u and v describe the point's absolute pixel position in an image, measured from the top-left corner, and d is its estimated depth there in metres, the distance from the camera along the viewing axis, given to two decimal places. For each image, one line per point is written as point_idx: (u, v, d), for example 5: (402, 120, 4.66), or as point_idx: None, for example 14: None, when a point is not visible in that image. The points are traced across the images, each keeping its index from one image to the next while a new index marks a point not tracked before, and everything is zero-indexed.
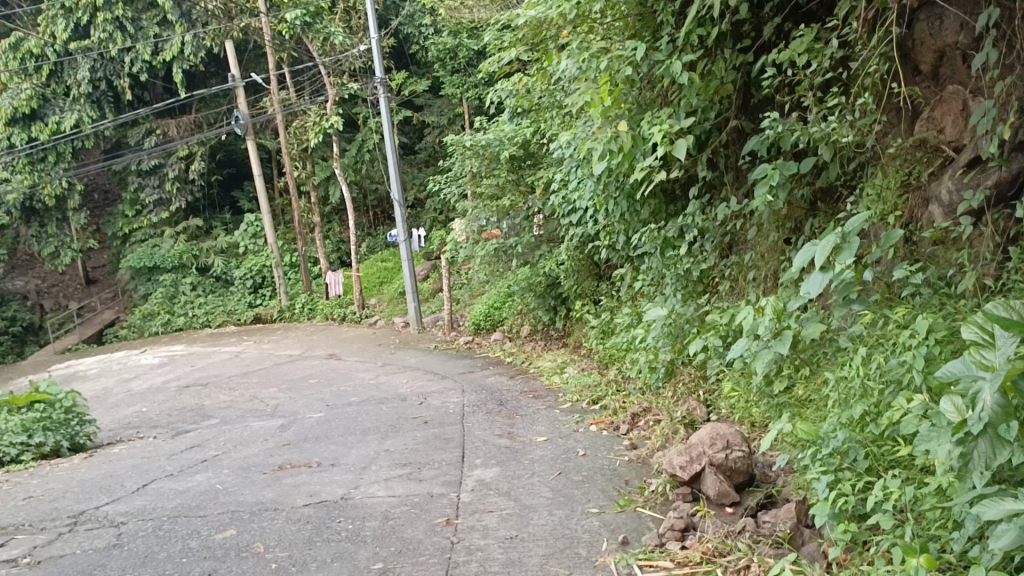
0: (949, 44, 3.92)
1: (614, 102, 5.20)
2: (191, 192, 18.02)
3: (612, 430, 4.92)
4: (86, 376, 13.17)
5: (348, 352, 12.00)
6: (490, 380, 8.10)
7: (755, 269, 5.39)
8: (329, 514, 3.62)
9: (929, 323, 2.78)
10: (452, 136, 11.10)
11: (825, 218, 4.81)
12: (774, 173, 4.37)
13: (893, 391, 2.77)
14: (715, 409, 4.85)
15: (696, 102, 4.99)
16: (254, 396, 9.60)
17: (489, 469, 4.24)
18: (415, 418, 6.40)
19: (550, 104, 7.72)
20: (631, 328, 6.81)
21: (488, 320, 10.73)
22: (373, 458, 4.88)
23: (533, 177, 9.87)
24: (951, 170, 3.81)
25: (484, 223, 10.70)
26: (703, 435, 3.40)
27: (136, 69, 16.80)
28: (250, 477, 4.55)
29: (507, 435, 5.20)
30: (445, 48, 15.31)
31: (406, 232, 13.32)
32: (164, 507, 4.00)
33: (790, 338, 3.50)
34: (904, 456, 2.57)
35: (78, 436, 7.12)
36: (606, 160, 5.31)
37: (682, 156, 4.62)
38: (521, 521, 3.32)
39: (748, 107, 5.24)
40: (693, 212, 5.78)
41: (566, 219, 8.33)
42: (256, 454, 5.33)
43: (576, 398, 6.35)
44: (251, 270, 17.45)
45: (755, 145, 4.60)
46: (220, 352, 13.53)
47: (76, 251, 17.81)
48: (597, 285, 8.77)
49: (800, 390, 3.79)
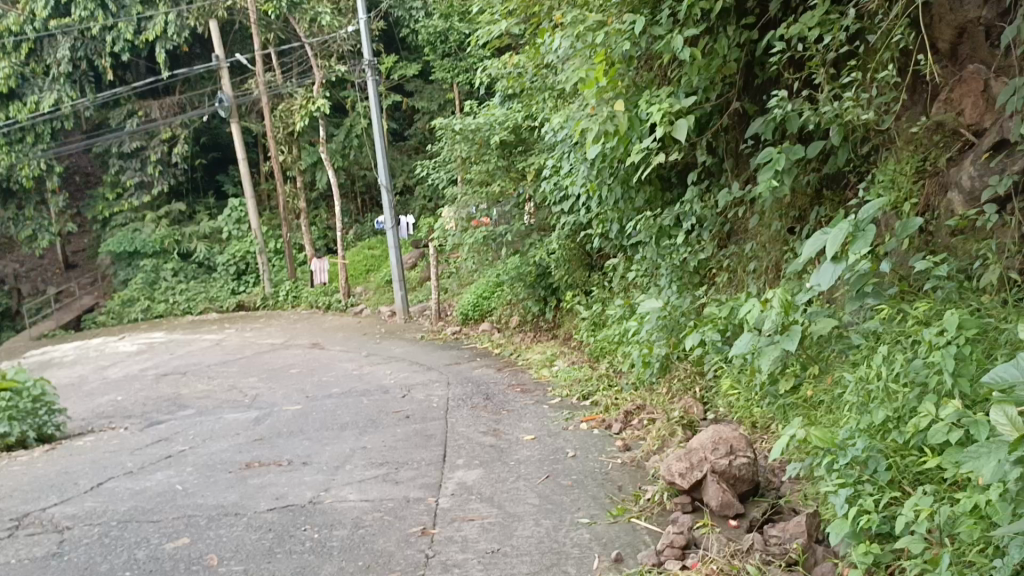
0: (971, 19, 3.64)
1: (610, 81, 4.89)
2: (174, 176, 17.62)
3: (603, 429, 4.64)
4: (63, 362, 12.81)
5: (333, 341, 11.69)
6: (477, 372, 7.81)
7: (755, 259, 5.13)
8: (294, 521, 3.33)
9: (959, 320, 2.50)
10: (440, 119, 10.60)
11: (831, 206, 4.54)
12: (779, 157, 4.10)
13: (918, 395, 2.49)
14: (713, 407, 4.58)
15: (697, 81, 4.69)
16: (233, 386, 9.29)
17: (471, 471, 3.96)
18: (396, 412, 6.10)
19: (542, 86, 7.40)
20: (623, 320, 6.57)
21: (476, 310, 10.47)
22: (348, 456, 4.59)
23: (525, 163, 9.52)
24: (972, 154, 3.52)
25: (474, 210, 10.37)
26: (703, 438, 3.10)
27: (118, 49, 16.34)
28: (213, 476, 4.25)
29: (492, 433, 4.92)
30: (435, 31, 14.92)
31: (393, 219, 12.95)
32: (115, 509, 3.70)
33: (797, 333, 3.23)
34: (932, 469, 2.31)
35: (46, 426, 6.86)
36: (601, 142, 5.01)
37: (682, 137, 4.32)
38: (504, 532, 3.03)
39: (751, 88, 4.95)
40: (691, 199, 5.51)
41: (557, 206, 8.03)
42: (225, 450, 5.02)
43: (565, 393, 6.06)
44: (234, 257, 17.08)
45: (758, 128, 4.33)
46: (201, 340, 13.19)
47: (55, 234, 17.34)
48: (588, 276, 8.52)
49: (807, 391, 3.47)
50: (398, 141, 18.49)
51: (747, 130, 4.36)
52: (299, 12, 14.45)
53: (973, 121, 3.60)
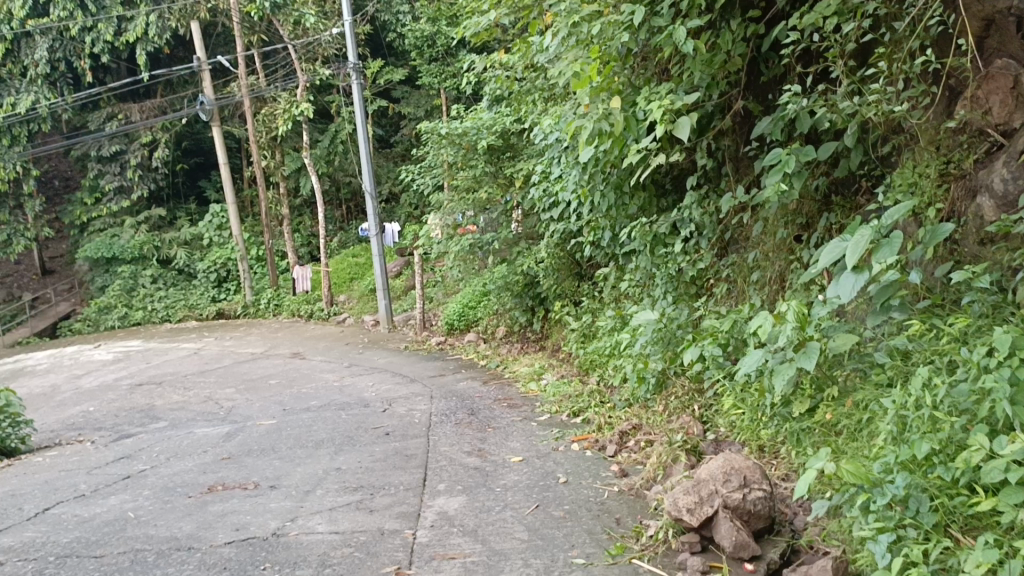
0: (1001, 9, 3.33)
1: (606, 79, 4.60)
2: (155, 180, 17.21)
3: (598, 451, 4.32)
4: (34, 372, 12.30)
5: (314, 350, 11.29)
6: (462, 386, 7.44)
7: (759, 269, 4.86)
8: (252, 559, 2.96)
9: (1013, 339, 2.22)
10: (426, 123, 10.25)
11: (842, 213, 4.24)
12: (789, 158, 3.82)
13: (966, 425, 2.20)
14: (713, 426, 4.28)
15: (700, 78, 4.37)
16: (208, 397, 8.86)
17: (453, 498, 3.61)
18: (375, 429, 5.73)
19: (531, 88, 7.10)
20: (615, 332, 6.25)
21: (462, 320, 10.12)
22: (321, 478, 4.23)
23: (513, 168, 9.18)
24: (1005, 155, 3.22)
25: (459, 217, 9.96)
26: (712, 467, 2.79)
27: (98, 50, 15.87)
28: (170, 502, 3.87)
29: (477, 454, 4.57)
30: (423, 35, 14.58)
31: (378, 226, 12.57)
32: (56, 542, 3.33)
33: (815, 350, 2.98)
34: (987, 512, 2.03)
35: (10, 439, 6.85)
36: (595, 143, 4.72)
37: (685, 137, 4.01)
38: (489, 573, 2.69)
39: (755, 86, 4.65)
40: (689, 205, 5.21)
41: (546, 213, 7.69)
42: (188, 470, 4.64)
43: (554, 409, 5.71)
44: (215, 263, 16.62)
45: (766, 128, 4.06)
46: (178, 349, 12.73)
47: (31, 239, 16.77)
48: (577, 285, 8.21)
49: (825, 415, 3.16)
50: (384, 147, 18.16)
51: (754, 131, 4.08)
52: (283, 14, 14.05)
53: (1002, 121, 3.30)
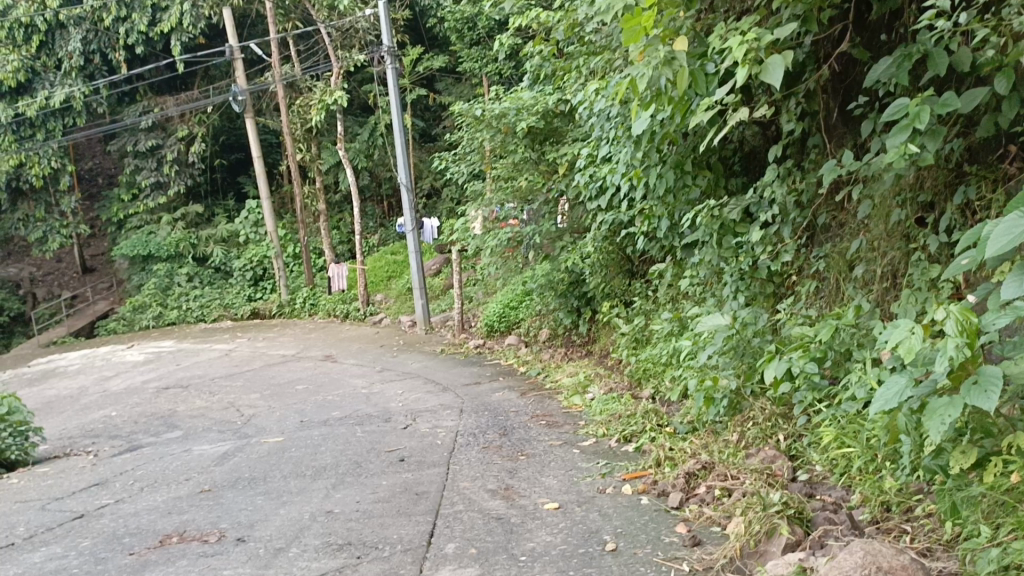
0: None
1: (666, 22, 3.58)
2: (191, 176, 16.55)
3: (657, 497, 3.35)
4: (64, 373, 11.76)
5: (345, 353, 10.47)
6: (497, 398, 6.50)
7: (862, 262, 3.85)
8: None
9: None
10: (461, 104, 9.25)
11: (984, 185, 3.20)
12: (920, 110, 2.78)
13: None
14: (806, 464, 3.29)
15: (795, 11, 3.36)
16: (229, 404, 8.08)
17: (462, 571, 2.69)
18: (389, 453, 4.81)
19: (577, 50, 6.05)
20: (673, 337, 5.23)
21: (503, 322, 9.14)
22: (303, 526, 3.35)
23: (557, 153, 8.14)
24: None
25: (499, 209, 9.04)
26: (845, 566, 1.97)
27: (132, 41, 15.27)
28: (102, 562, 3.02)
29: (503, 495, 3.62)
30: (462, 17, 13.67)
31: (415, 221, 11.62)
32: None
33: (991, 380, 2.00)
34: None
35: (12, 451, 6.09)
36: (652, 106, 3.72)
37: (778, 82, 2.94)
38: None
39: (863, 26, 3.66)
40: (770, 181, 4.21)
41: (594, 201, 6.63)
42: (150, 509, 3.80)
43: (601, 433, 4.70)
44: (251, 261, 16.00)
45: (882, 73, 2.99)
46: (209, 350, 12.04)
47: (67, 236, 16.23)
48: (628, 283, 7.24)
49: (1008, 474, 2.16)
50: (425, 140, 17.32)
51: (867, 77, 3.01)
52: None
53: None
